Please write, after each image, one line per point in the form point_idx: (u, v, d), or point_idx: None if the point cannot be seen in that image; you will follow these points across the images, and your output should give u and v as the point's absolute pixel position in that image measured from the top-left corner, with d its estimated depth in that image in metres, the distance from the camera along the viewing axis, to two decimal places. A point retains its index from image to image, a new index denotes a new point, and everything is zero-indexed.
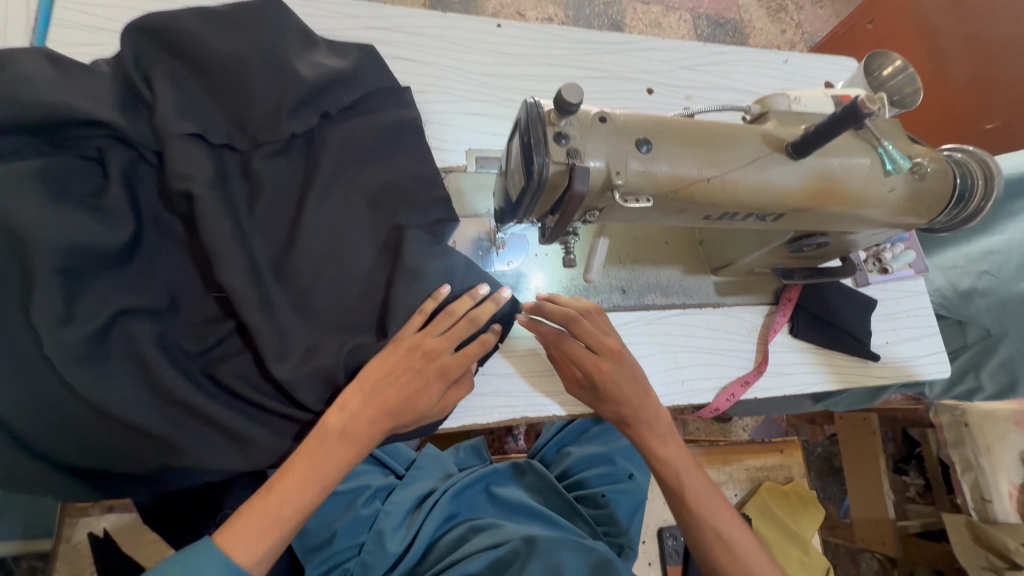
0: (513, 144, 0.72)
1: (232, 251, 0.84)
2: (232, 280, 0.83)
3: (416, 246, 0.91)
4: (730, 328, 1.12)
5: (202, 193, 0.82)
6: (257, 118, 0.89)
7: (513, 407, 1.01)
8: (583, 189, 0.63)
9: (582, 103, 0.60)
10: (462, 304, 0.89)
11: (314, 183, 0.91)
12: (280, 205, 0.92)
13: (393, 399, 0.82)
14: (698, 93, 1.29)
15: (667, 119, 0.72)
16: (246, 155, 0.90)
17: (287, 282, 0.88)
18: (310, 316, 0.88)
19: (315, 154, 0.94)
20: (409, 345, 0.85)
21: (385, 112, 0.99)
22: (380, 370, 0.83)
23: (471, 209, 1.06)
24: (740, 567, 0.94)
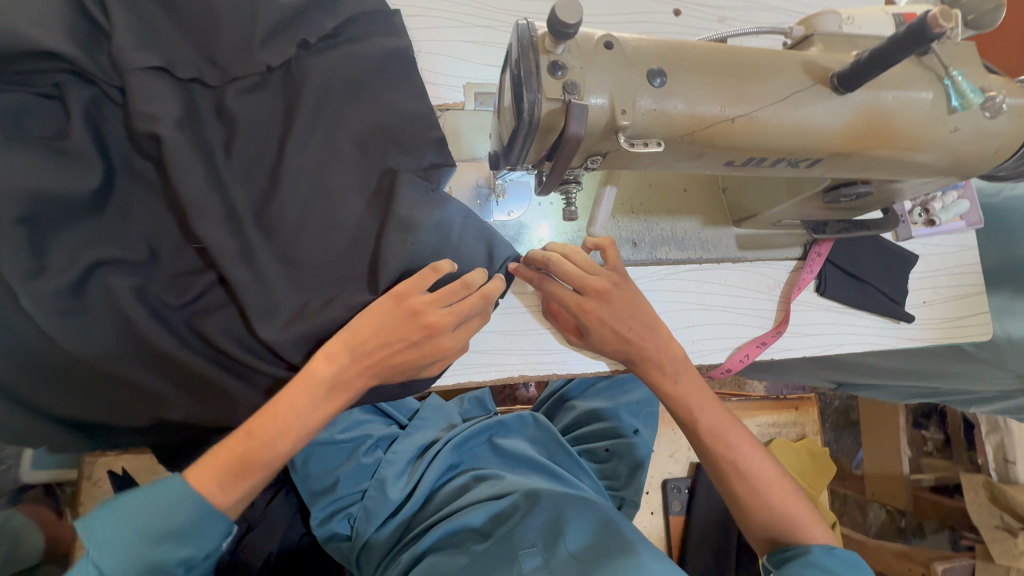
0: (505, 76, 0.62)
1: (209, 202, 0.78)
2: (210, 230, 0.78)
3: (407, 196, 0.83)
4: (750, 286, 1.04)
5: (170, 136, 0.75)
6: (227, 48, 0.80)
7: (512, 365, 0.97)
8: (581, 133, 0.54)
9: (582, 24, 0.49)
10: (478, 276, 0.81)
11: (295, 125, 0.83)
12: (260, 148, 0.84)
13: (390, 356, 0.78)
14: (732, 14, 1.12)
15: (688, 43, 0.61)
16: (219, 92, 0.81)
17: (270, 233, 0.83)
18: (296, 270, 0.83)
19: (294, 90, 0.84)
20: (412, 306, 0.78)
21: (372, 40, 0.88)
22: (371, 331, 0.77)
23: (468, 152, 0.97)
24: (760, 496, 0.91)
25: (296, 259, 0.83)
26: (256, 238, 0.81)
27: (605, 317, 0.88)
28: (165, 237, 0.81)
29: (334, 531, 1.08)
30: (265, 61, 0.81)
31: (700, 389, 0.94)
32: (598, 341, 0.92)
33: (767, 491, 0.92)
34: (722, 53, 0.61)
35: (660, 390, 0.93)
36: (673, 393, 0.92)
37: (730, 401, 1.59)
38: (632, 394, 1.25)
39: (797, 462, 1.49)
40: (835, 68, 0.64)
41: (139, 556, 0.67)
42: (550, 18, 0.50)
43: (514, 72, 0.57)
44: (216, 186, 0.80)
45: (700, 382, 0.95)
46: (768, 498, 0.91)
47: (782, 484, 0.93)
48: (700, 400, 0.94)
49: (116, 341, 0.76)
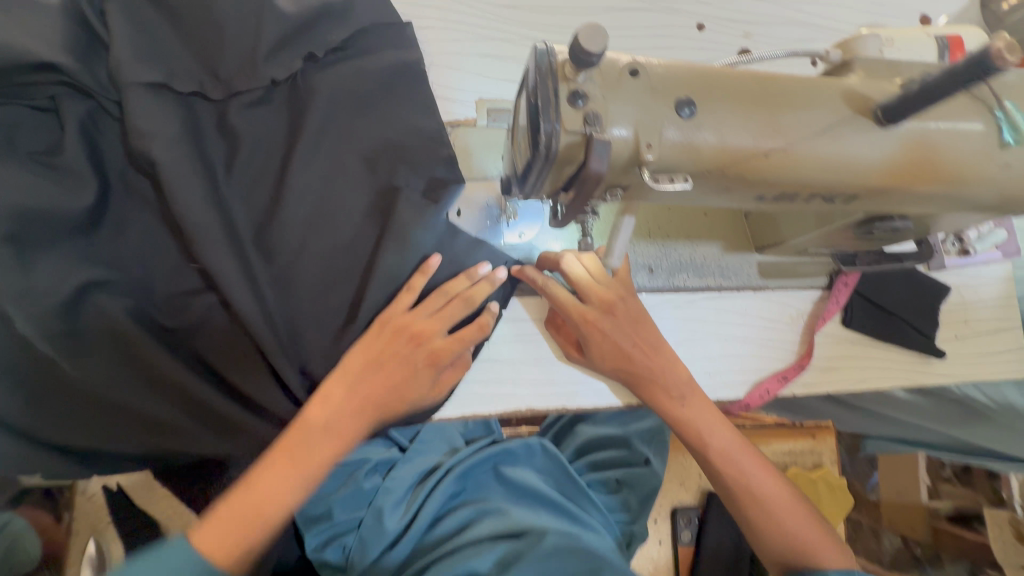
0: (522, 100, 0.58)
1: (207, 221, 0.74)
2: (206, 252, 0.74)
3: (409, 220, 0.79)
4: (772, 316, 0.98)
5: (168, 154, 0.72)
6: (230, 62, 0.77)
7: (519, 397, 0.91)
8: (604, 169, 0.49)
9: (606, 53, 0.45)
10: (459, 283, 0.80)
11: (298, 142, 0.79)
12: (262, 166, 0.80)
13: (393, 382, 0.76)
14: (758, 29, 1.07)
15: (719, 71, 0.56)
16: (224, 107, 0.78)
17: (271, 253, 0.79)
18: (294, 297, 0.79)
19: (300, 105, 0.81)
20: (398, 325, 0.77)
21: (381, 53, 0.84)
22: (364, 364, 0.75)
23: (478, 170, 0.92)
24: (774, 520, 0.86)
25: (294, 285, 0.79)
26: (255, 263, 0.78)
27: (606, 330, 0.85)
28: (160, 256, 0.76)
29: (327, 560, 1.04)
30: (269, 75, 0.78)
31: (709, 412, 0.87)
32: (597, 357, 0.87)
33: (779, 512, 0.87)
34: (757, 81, 0.57)
35: (669, 418, 0.86)
36: (683, 419, 0.86)
37: (744, 427, 1.53)
38: (644, 420, 1.18)
39: (814, 494, 1.42)
40: (880, 99, 0.59)
41: None
42: (571, 47, 0.46)
43: (531, 99, 0.52)
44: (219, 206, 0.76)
45: (709, 405, 0.88)
46: (783, 519, 0.86)
47: (795, 504, 0.88)
48: (710, 427, 0.87)
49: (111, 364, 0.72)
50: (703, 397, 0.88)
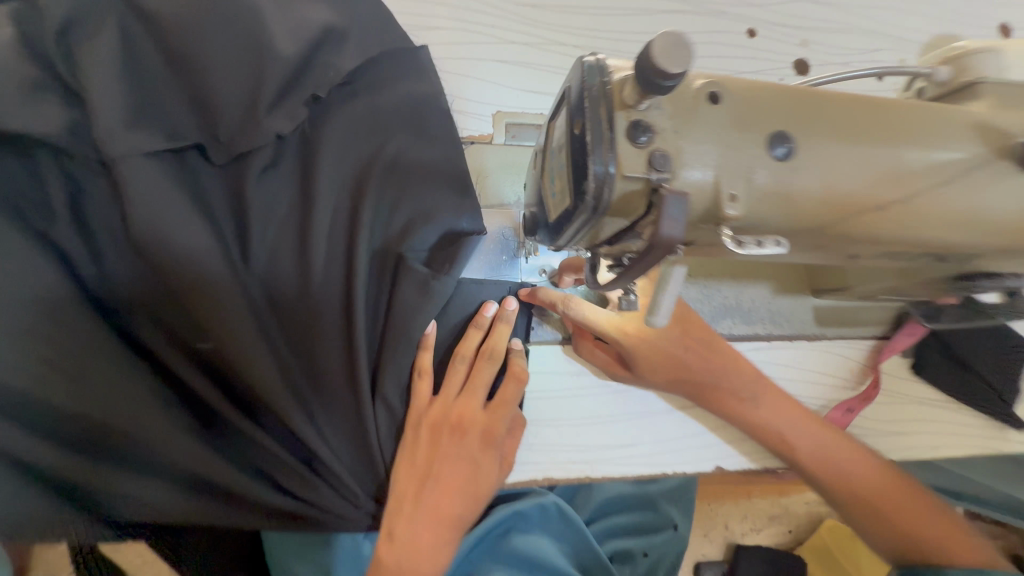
0: (557, 128, 0.45)
1: (228, 306, 0.65)
2: (223, 337, 0.65)
3: (431, 293, 0.69)
4: (829, 370, 0.85)
5: (178, 239, 0.64)
6: (230, 118, 0.67)
7: (534, 464, 0.75)
8: (681, 232, 0.35)
9: (687, 72, 0.32)
10: (464, 342, 0.73)
11: (313, 199, 0.70)
12: (277, 240, 0.70)
13: (455, 482, 0.70)
14: (817, 36, 0.93)
15: (822, 93, 0.43)
16: (234, 172, 0.69)
17: (294, 328, 0.70)
18: (320, 383, 0.70)
19: (309, 159, 0.71)
20: (433, 417, 0.71)
21: (394, 95, 0.74)
22: (416, 476, 0.70)
23: (494, 195, 0.79)
24: (892, 526, 0.72)
25: (319, 369, 0.70)
26: (276, 351, 0.68)
27: (653, 338, 0.72)
28: (159, 339, 0.66)
29: None
30: (273, 129, 0.68)
31: (784, 409, 0.75)
32: (648, 372, 0.73)
33: (896, 513, 0.72)
34: (871, 107, 0.43)
35: (743, 423, 0.75)
36: (758, 422, 0.74)
37: None
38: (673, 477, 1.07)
39: None
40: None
41: None
42: (637, 65, 0.33)
43: (574, 130, 0.39)
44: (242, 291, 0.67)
45: (782, 398, 0.76)
46: (907, 523, 0.71)
47: (920, 501, 0.72)
48: (793, 427, 0.75)
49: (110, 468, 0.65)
50: (773, 389, 0.76)
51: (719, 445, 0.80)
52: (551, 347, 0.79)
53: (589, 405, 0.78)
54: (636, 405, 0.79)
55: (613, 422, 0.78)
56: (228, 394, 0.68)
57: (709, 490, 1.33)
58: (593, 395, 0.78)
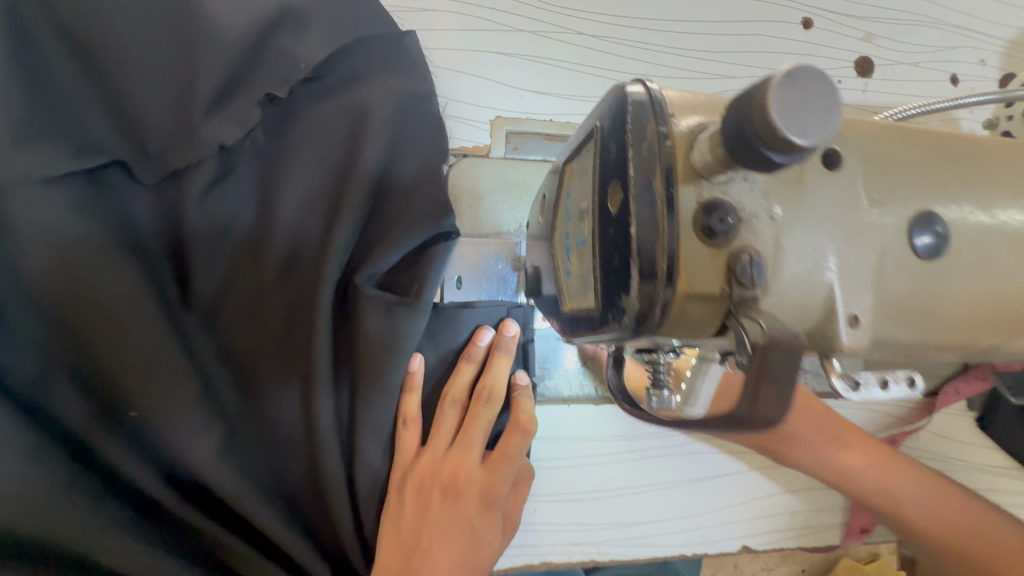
0: (580, 172, 0.31)
1: (159, 359, 0.52)
2: (155, 397, 0.51)
3: (399, 326, 0.55)
4: (880, 430, 0.73)
5: (98, 287, 0.50)
6: (160, 126, 0.52)
7: (531, 547, 0.63)
8: (789, 399, 0.20)
9: (817, 140, 0.18)
10: (454, 380, 0.59)
11: (269, 227, 0.56)
12: (228, 278, 0.56)
13: (449, 557, 0.52)
14: (884, 30, 0.77)
15: (978, 145, 0.28)
16: (171, 194, 0.54)
17: (246, 378, 0.56)
18: (283, 455, 0.57)
19: (268, 178, 0.56)
20: (420, 475, 0.55)
21: (373, 93, 0.58)
22: (400, 551, 0.53)
23: (492, 221, 0.65)
24: None
25: (278, 436, 0.56)
26: (228, 417, 0.55)
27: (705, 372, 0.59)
28: (60, 401, 0.50)
29: None
30: (216, 140, 0.53)
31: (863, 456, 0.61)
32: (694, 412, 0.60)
33: None
34: None
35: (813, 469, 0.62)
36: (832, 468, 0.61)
37: None
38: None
39: None
40: None
41: None
42: (729, 118, 0.20)
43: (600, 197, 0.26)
44: (183, 346, 0.54)
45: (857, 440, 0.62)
46: None
47: None
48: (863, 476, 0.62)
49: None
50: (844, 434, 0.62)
51: (747, 521, 0.68)
52: (554, 407, 0.65)
53: (598, 476, 0.65)
54: (653, 475, 0.67)
55: (625, 496, 0.66)
56: (167, 478, 0.54)
57: None
58: (602, 464, 0.65)
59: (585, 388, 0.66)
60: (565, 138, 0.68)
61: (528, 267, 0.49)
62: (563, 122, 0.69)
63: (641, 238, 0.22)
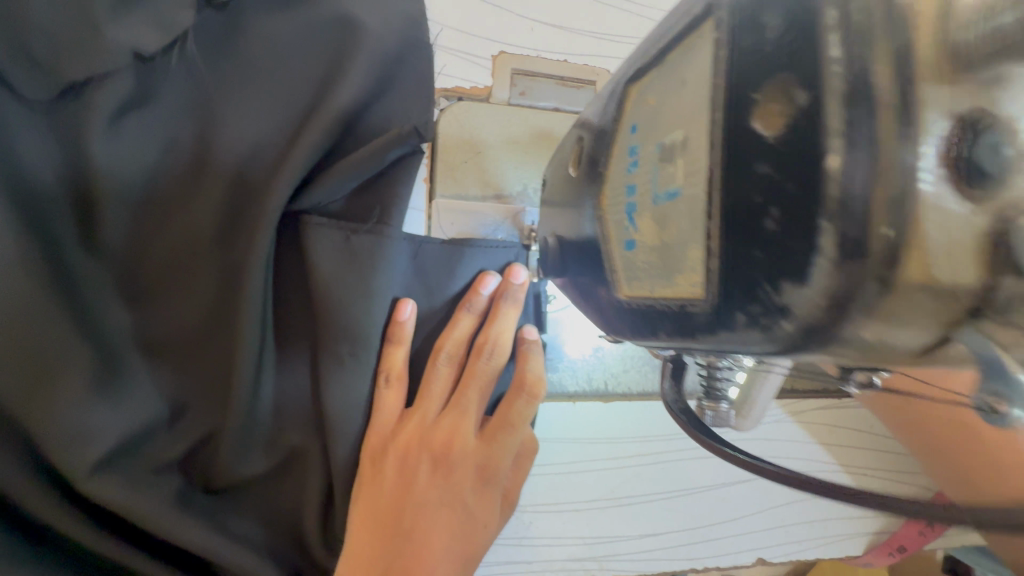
0: (652, 91, 0.21)
1: (52, 324, 0.40)
2: (47, 370, 0.40)
3: (363, 256, 0.46)
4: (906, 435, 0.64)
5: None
6: (51, 21, 0.39)
7: (530, 564, 0.54)
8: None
9: None
10: (448, 335, 0.50)
11: (206, 168, 0.44)
12: (144, 225, 0.44)
13: (440, 537, 0.45)
14: None
15: None
16: (67, 122, 0.41)
17: (170, 356, 0.44)
18: (226, 455, 0.45)
19: (202, 104, 0.44)
20: (405, 444, 0.49)
21: (348, 5, 0.46)
22: (379, 531, 0.46)
23: (491, 181, 0.53)
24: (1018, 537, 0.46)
25: (218, 430, 0.45)
26: (150, 409, 0.43)
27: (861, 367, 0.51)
28: None
29: None
30: (128, 45, 0.41)
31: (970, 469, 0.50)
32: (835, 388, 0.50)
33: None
34: None
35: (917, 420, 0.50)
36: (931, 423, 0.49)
37: None
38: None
39: None
40: None
41: None
42: None
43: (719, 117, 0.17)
44: (82, 320, 0.41)
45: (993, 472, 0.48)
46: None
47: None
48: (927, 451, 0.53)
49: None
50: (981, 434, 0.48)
51: (765, 531, 0.61)
52: (558, 405, 0.56)
53: (605, 481, 0.56)
54: (666, 480, 0.58)
55: (633, 504, 0.57)
56: (66, 493, 0.41)
57: None
58: (611, 468, 0.57)
59: (593, 383, 0.56)
60: (582, 84, 0.56)
61: (543, 238, 0.39)
62: (579, 63, 0.57)
63: (846, 187, 0.14)
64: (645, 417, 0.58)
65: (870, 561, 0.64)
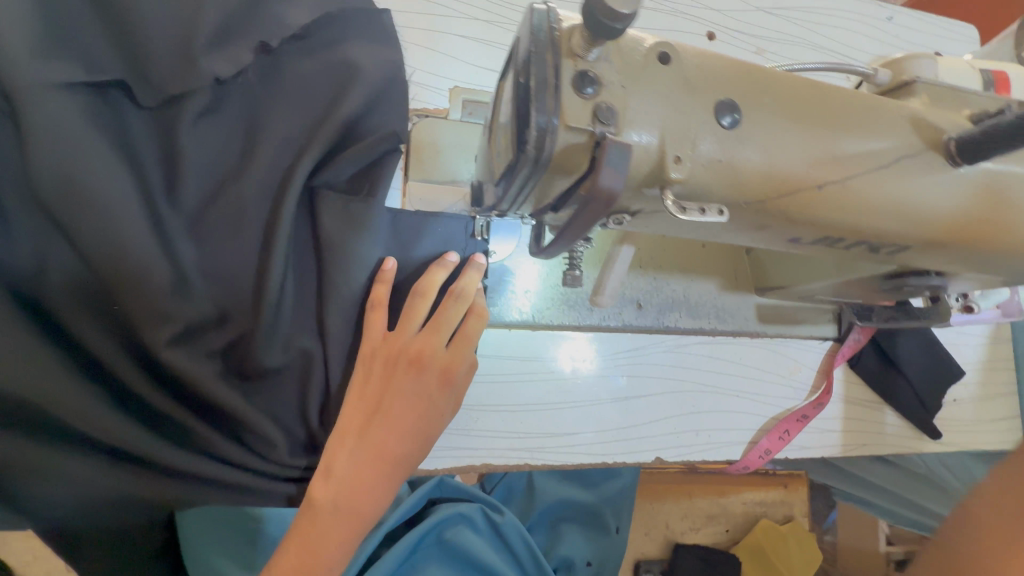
0: (506, 80, 0.44)
1: (143, 248, 0.59)
2: (137, 282, 0.58)
3: (356, 217, 0.66)
4: (762, 366, 0.88)
5: (93, 187, 0.57)
6: (162, 58, 0.61)
7: (475, 450, 0.73)
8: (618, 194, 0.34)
9: (632, 14, 0.30)
10: (428, 278, 0.66)
11: (252, 153, 0.65)
12: (208, 189, 0.64)
13: (407, 420, 0.62)
14: (771, 46, 0.95)
15: (774, 75, 0.43)
16: (165, 121, 0.62)
17: (219, 279, 0.63)
18: (254, 352, 0.63)
19: (252, 115, 0.66)
20: (389, 351, 0.64)
21: (353, 53, 0.69)
22: (365, 412, 0.62)
23: (447, 172, 0.76)
24: None
25: (249, 334, 0.63)
26: (204, 313, 0.62)
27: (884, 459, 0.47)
28: (55, 287, 0.57)
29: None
30: (211, 72, 0.62)
31: None
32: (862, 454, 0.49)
33: None
34: (814, 92, 0.43)
35: None
36: None
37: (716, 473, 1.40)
38: (613, 485, 1.16)
39: (778, 547, 1.30)
40: (953, 131, 0.47)
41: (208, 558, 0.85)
42: None
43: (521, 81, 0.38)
44: (164, 251, 0.60)
45: None
46: None
47: None
48: None
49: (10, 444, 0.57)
50: None
51: (662, 436, 0.80)
52: (497, 330, 0.76)
53: (535, 391, 0.76)
54: (580, 394, 0.78)
55: (556, 410, 0.77)
56: (146, 366, 0.61)
57: (650, 489, 1.35)
58: (539, 382, 0.77)
59: (525, 316, 0.76)
60: None
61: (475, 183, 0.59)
62: None
63: None
64: (563, 344, 0.79)
65: (745, 465, 0.84)
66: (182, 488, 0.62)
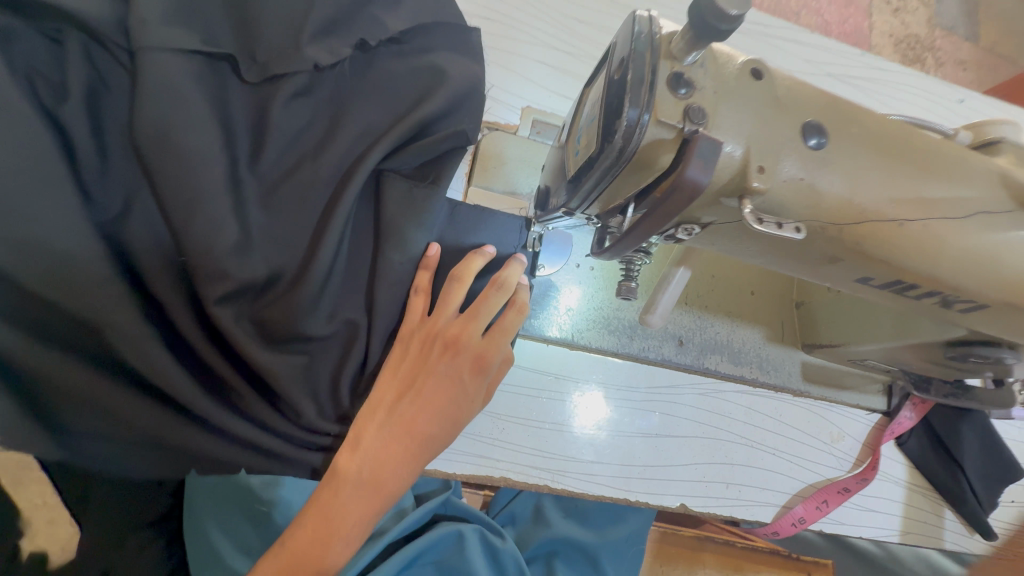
0: (593, 85, 0.45)
1: (216, 205, 0.61)
2: (205, 235, 0.61)
3: (418, 202, 0.68)
4: (803, 426, 0.83)
5: (187, 143, 0.61)
6: (273, 42, 0.66)
7: (496, 461, 0.71)
8: (703, 189, 0.35)
9: (741, 17, 0.32)
10: (465, 264, 0.67)
11: (333, 136, 0.68)
12: (287, 163, 0.68)
13: (436, 400, 0.61)
14: None
15: (863, 110, 0.43)
16: (261, 96, 0.67)
17: (280, 246, 0.65)
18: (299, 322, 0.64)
19: (340, 101, 0.70)
20: (428, 333, 0.64)
21: (442, 61, 0.73)
22: (397, 386, 0.62)
23: (508, 182, 0.79)
24: None
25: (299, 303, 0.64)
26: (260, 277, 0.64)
27: None
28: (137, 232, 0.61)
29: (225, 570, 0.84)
30: (312, 59, 0.67)
31: None
32: None
33: None
34: (901, 134, 0.43)
35: None
36: None
37: (733, 546, 1.29)
38: (619, 530, 1.08)
39: None
40: None
41: (205, 527, 0.85)
42: None
43: (613, 78, 0.39)
44: (236, 212, 0.63)
45: None
46: None
47: None
48: None
49: (59, 367, 0.59)
50: None
51: (688, 482, 0.76)
52: (534, 342, 0.75)
53: (562, 411, 0.74)
54: (608, 419, 0.76)
55: (581, 432, 0.74)
56: (198, 319, 0.63)
57: (662, 551, 1.26)
58: (568, 400, 0.75)
59: (564, 333, 0.75)
60: None
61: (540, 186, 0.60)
62: None
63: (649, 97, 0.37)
64: (597, 368, 0.77)
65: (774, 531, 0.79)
66: (207, 442, 0.63)
